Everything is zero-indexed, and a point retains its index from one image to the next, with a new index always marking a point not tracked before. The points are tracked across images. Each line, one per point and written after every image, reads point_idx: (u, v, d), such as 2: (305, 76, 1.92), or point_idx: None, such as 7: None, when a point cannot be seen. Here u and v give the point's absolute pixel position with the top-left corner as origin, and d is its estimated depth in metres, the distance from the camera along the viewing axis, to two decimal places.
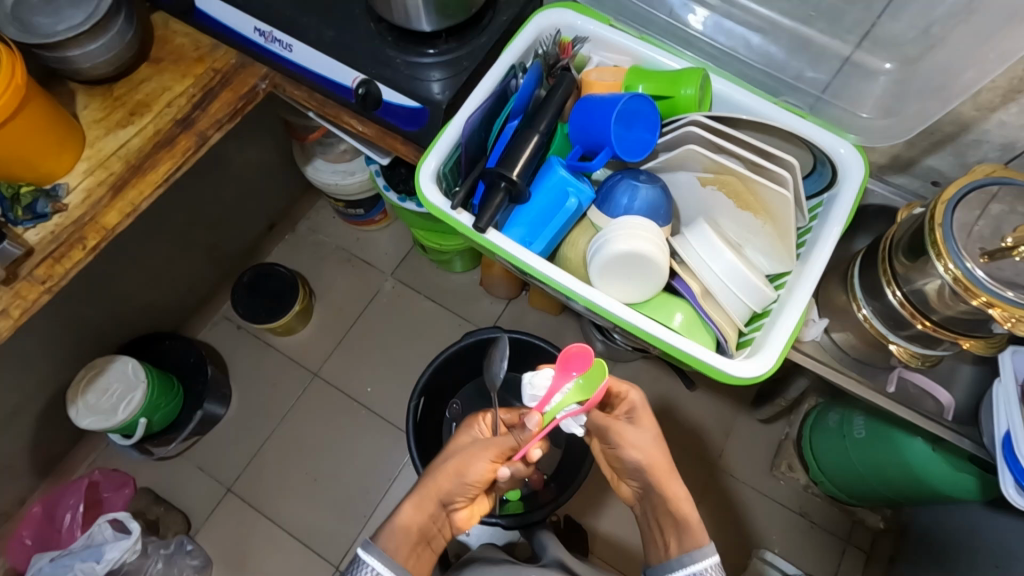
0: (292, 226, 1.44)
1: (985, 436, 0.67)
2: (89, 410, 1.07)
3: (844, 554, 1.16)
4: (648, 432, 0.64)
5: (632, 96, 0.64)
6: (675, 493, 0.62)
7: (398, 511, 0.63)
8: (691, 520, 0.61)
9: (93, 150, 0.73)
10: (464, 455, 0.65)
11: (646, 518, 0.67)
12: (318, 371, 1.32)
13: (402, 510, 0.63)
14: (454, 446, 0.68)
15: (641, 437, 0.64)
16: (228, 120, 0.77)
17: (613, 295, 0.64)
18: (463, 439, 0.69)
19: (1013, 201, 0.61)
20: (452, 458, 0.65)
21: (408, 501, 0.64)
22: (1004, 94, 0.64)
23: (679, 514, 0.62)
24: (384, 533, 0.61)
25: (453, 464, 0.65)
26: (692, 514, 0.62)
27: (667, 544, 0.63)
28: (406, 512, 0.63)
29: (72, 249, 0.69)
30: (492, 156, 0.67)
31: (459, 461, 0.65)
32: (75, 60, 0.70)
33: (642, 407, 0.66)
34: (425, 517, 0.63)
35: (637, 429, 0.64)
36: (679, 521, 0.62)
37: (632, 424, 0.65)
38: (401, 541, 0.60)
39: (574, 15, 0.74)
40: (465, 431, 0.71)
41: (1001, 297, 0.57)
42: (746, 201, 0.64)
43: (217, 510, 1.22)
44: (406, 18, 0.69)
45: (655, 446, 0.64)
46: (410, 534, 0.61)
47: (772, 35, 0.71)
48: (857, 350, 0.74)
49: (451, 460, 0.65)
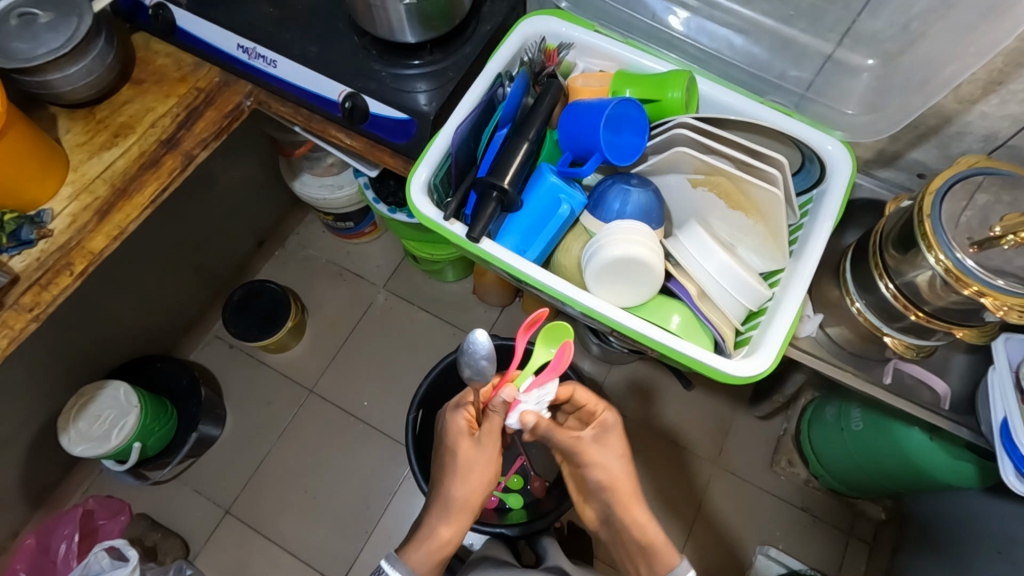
0: (281, 242, 1.43)
1: (983, 424, 0.68)
2: (80, 437, 1.05)
3: (847, 546, 1.16)
4: (616, 453, 0.66)
5: (620, 101, 0.63)
6: (635, 517, 0.65)
7: (426, 536, 0.65)
8: (658, 545, 0.64)
9: (77, 174, 0.72)
10: (480, 469, 0.64)
11: (613, 545, 0.69)
12: (313, 388, 1.31)
13: (429, 535, 0.65)
14: (460, 451, 0.64)
15: (608, 456, 0.65)
16: (214, 138, 0.77)
17: (608, 300, 0.64)
18: (467, 446, 0.64)
19: (998, 191, 0.62)
20: (469, 474, 0.64)
21: (442, 521, 0.65)
22: (985, 86, 0.65)
23: (646, 540, 0.64)
24: (412, 557, 0.65)
25: (472, 484, 0.64)
26: (658, 539, 0.64)
27: (637, 571, 0.65)
28: (444, 532, 0.65)
29: (59, 276, 0.68)
30: (482, 165, 0.67)
31: (478, 473, 0.64)
32: (55, 84, 0.69)
33: (614, 427, 0.66)
34: (461, 531, 0.66)
35: (601, 448, 0.65)
36: (645, 547, 0.64)
37: (599, 443, 0.65)
38: (430, 560, 0.65)
39: (558, 22, 0.74)
40: (455, 430, 0.64)
41: (992, 286, 0.57)
42: (737, 200, 0.64)
43: (216, 532, 1.20)
44: (390, 30, 0.69)
45: (620, 466, 0.65)
46: (441, 555, 0.65)
47: (754, 35, 0.71)
48: (852, 344, 0.74)
49: (470, 475, 0.64)
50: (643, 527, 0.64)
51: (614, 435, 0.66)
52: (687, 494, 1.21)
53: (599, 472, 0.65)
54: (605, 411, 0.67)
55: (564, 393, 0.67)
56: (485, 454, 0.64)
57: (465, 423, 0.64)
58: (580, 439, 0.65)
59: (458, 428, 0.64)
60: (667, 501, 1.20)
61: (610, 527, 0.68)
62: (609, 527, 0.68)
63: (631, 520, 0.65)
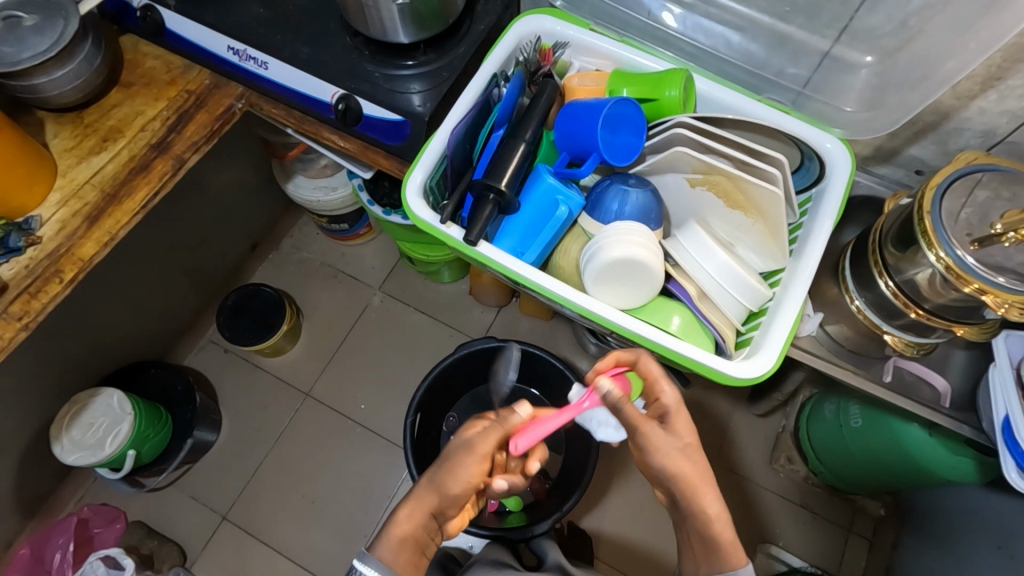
0: (275, 245, 1.42)
1: (985, 421, 0.68)
2: (75, 446, 1.03)
3: (847, 543, 1.16)
4: (682, 440, 0.58)
5: (617, 100, 0.63)
6: (709, 511, 0.59)
7: (388, 524, 0.60)
8: (728, 543, 0.59)
9: (66, 180, 0.71)
10: (462, 464, 0.60)
11: (674, 525, 0.64)
12: (309, 391, 1.30)
13: (393, 522, 0.60)
14: (457, 440, 0.63)
15: (672, 445, 0.58)
16: (205, 142, 0.75)
17: (608, 302, 0.63)
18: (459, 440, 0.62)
19: (997, 187, 0.61)
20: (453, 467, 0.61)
21: (406, 508, 0.61)
22: (984, 81, 0.65)
23: (716, 534, 0.59)
24: (381, 550, 0.59)
25: (453, 473, 0.60)
26: (729, 537, 0.59)
27: (696, 559, 0.61)
28: (403, 522, 0.60)
29: (48, 283, 0.66)
30: (479, 167, 0.66)
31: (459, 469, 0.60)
32: (42, 88, 0.68)
33: (678, 410, 0.59)
34: (425, 526, 0.61)
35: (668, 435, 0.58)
36: (714, 543, 0.59)
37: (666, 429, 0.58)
38: (400, 554, 0.59)
39: (554, 21, 0.73)
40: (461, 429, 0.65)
41: (993, 283, 0.57)
42: (737, 200, 0.64)
43: (214, 538, 1.19)
44: (383, 31, 0.68)
45: (690, 456, 0.58)
46: (408, 550, 0.59)
47: (751, 33, 0.71)
48: (851, 341, 0.74)
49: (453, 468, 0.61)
50: (719, 520, 0.59)
51: (681, 416, 0.60)
52: None
53: (668, 464, 0.57)
54: (664, 390, 0.59)
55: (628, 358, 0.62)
56: (467, 452, 0.60)
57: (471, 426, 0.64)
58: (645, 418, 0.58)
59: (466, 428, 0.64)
60: None
61: (677, 512, 0.62)
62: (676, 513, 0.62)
63: (705, 514, 0.59)
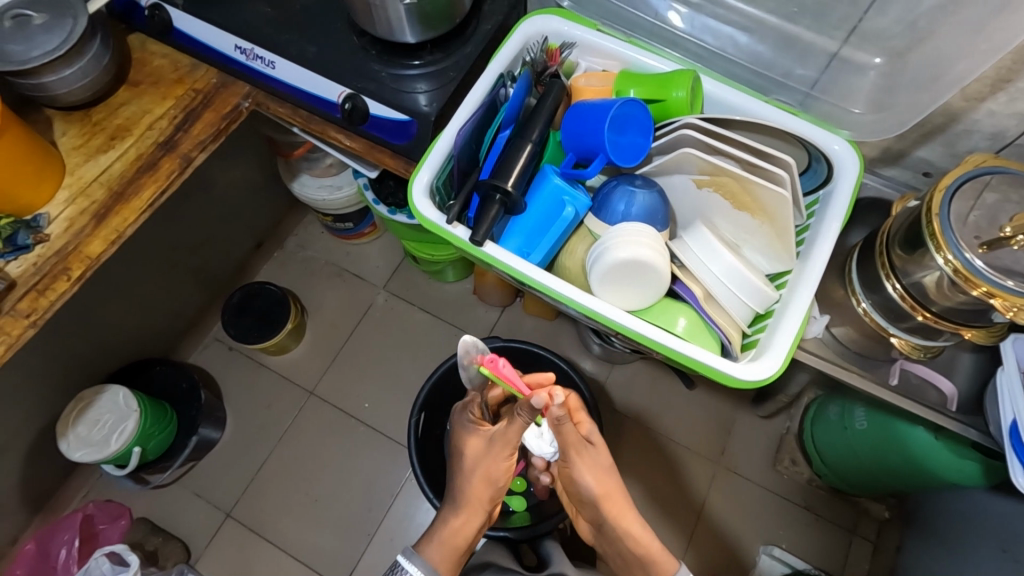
0: (280, 243, 1.42)
1: (992, 425, 0.67)
2: (80, 442, 1.04)
3: (851, 545, 1.16)
4: (605, 467, 0.67)
5: (624, 101, 0.63)
6: (630, 526, 0.68)
7: (442, 528, 0.71)
8: (656, 552, 0.67)
9: (73, 178, 0.71)
10: (487, 465, 0.69)
11: (607, 552, 0.73)
12: (313, 390, 1.30)
13: (443, 528, 0.71)
14: (470, 451, 0.70)
15: (595, 466, 0.67)
16: (211, 141, 0.76)
17: (614, 303, 0.63)
18: (477, 444, 0.70)
19: (1006, 189, 0.61)
20: (476, 470, 0.70)
21: (459, 516, 0.71)
22: (993, 83, 0.64)
23: (643, 548, 0.67)
24: (427, 550, 0.69)
25: (478, 478, 0.70)
26: (655, 546, 0.67)
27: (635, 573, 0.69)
28: (456, 524, 0.70)
29: (56, 281, 0.67)
30: (485, 167, 0.66)
31: (484, 472, 0.70)
32: (50, 86, 0.68)
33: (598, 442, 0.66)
34: (474, 525, 0.71)
35: (590, 460, 0.67)
36: (644, 554, 0.67)
37: (589, 453, 0.67)
38: (443, 554, 0.69)
39: (560, 21, 0.73)
40: (466, 431, 0.71)
41: (1002, 286, 0.57)
42: (744, 202, 0.63)
43: (217, 536, 1.20)
44: (389, 30, 0.68)
45: (611, 477, 0.68)
46: (455, 549, 0.70)
47: (759, 33, 0.70)
48: (858, 344, 0.73)
49: (477, 473, 0.70)
50: (640, 534, 0.67)
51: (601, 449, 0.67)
52: (689, 494, 1.20)
53: (590, 482, 0.67)
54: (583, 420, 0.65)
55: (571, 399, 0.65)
56: (494, 453, 0.69)
57: (478, 424, 0.70)
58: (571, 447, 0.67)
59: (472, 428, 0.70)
60: (669, 503, 1.19)
61: (604, 534, 0.71)
62: (605, 535, 0.71)
63: (627, 529, 0.68)
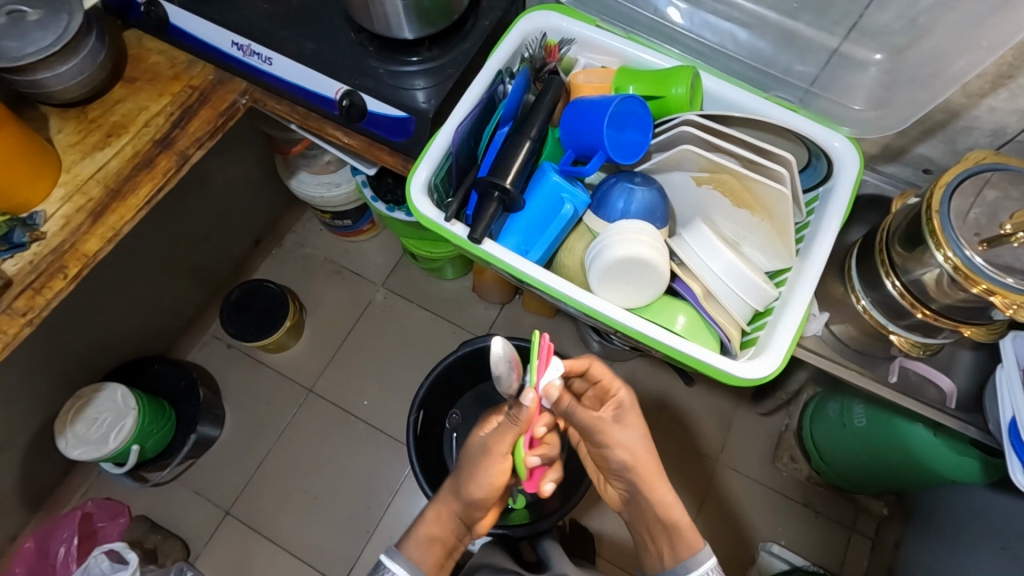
0: (278, 241, 1.41)
1: (991, 423, 0.67)
2: (78, 440, 1.03)
3: (850, 541, 1.16)
4: (635, 433, 0.65)
5: (623, 98, 0.62)
6: (662, 496, 0.64)
7: (416, 526, 0.70)
8: (683, 526, 0.64)
9: (69, 175, 0.71)
10: (471, 474, 0.66)
11: (634, 524, 0.69)
12: (312, 387, 1.30)
13: (421, 523, 0.70)
14: (465, 449, 0.68)
15: (627, 437, 0.65)
16: (209, 138, 0.75)
17: (613, 300, 0.63)
18: (473, 446, 0.67)
19: (1006, 186, 0.61)
20: (462, 474, 0.67)
21: (431, 514, 0.70)
22: (994, 80, 0.64)
23: (671, 520, 0.64)
24: (409, 548, 0.67)
25: (462, 483, 0.67)
26: (683, 520, 0.64)
27: (661, 554, 0.65)
28: (427, 526, 0.69)
29: (52, 279, 0.66)
30: (483, 165, 0.65)
31: (467, 479, 0.66)
32: (46, 83, 0.68)
33: (631, 407, 0.66)
34: (445, 530, 0.69)
35: (623, 428, 0.65)
36: (669, 528, 0.64)
37: (619, 424, 0.65)
38: (425, 553, 0.67)
39: (559, 17, 0.73)
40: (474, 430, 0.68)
41: (1001, 284, 0.56)
42: (743, 199, 0.63)
43: (217, 533, 1.20)
44: (387, 26, 0.68)
45: (641, 446, 0.65)
46: (433, 548, 0.67)
47: (759, 29, 0.70)
48: (858, 342, 0.73)
49: (461, 477, 0.67)
50: (669, 505, 0.64)
51: (634, 414, 0.66)
52: (688, 491, 1.20)
53: (621, 454, 0.64)
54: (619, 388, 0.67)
55: (579, 367, 0.68)
56: (481, 460, 0.65)
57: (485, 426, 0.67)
58: (599, 419, 0.64)
59: (482, 428, 0.67)
60: None
61: (633, 506, 0.68)
62: (633, 508, 0.68)
63: (657, 500, 0.64)
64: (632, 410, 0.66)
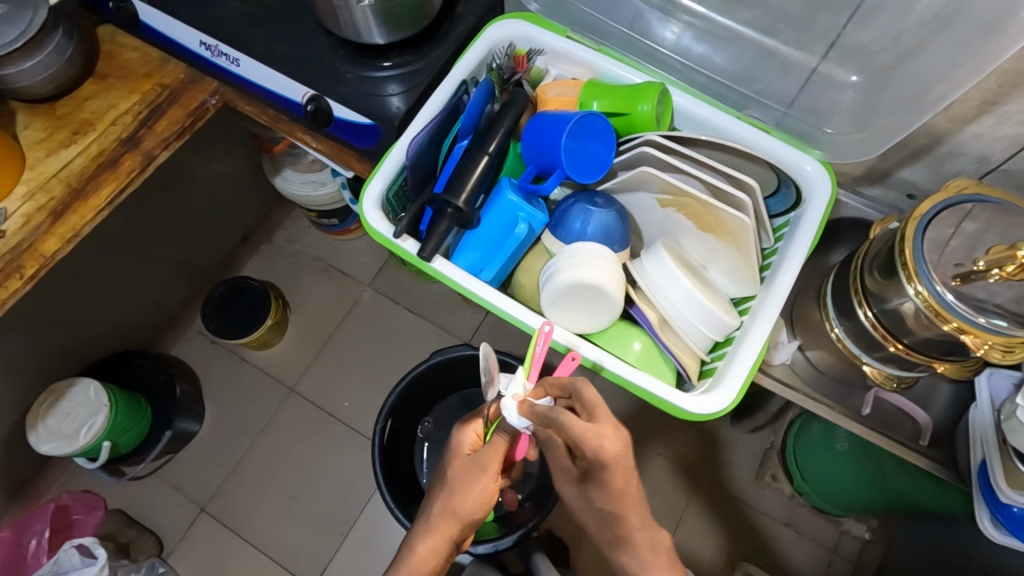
0: (267, 237, 1.40)
1: (962, 463, 0.66)
2: (50, 434, 1.03)
3: (830, 564, 1.14)
4: (597, 501, 0.50)
5: (584, 114, 0.60)
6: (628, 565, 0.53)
7: (406, 556, 0.62)
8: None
9: (33, 172, 0.70)
10: (464, 490, 0.60)
11: None
12: (294, 386, 1.29)
13: (410, 558, 0.61)
14: (452, 466, 0.62)
15: (583, 502, 0.51)
16: (176, 138, 0.74)
17: (567, 325, 0.61)
18: (461, 463, 0.62)
19: (988, 219, 0.58)
20: (454, 493, 0.61)
21: (420, 542, 0.62)
22: (979, 106, 0.61)
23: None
24: None
25: (454, 500, 0.61)
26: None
27: None
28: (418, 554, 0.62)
29: (9, 279, 0.66)
30: (440, 179, 0.63)
31: (461, 496, 0.60)
32: (12, 78, 0.67)
33: (611, 470, 0.47)
34: (437, 559, 0.62)
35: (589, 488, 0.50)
36: None
37: (582, 484, 0.51)
38: None
39: (528, 26, 0.71)
40: (458, 444, 0.63)
41: (973, 323, 0.54)
42: (707, 221, 0.61)
43: (192, 529, 1.20)
44: (357, 32, 0.66)
45: (597, 514, 0.51)
46: None
47: (733, 46, 0.67)
48: (832, 370, 0.72)
49: (454, 495, 0.61)
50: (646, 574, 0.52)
51: (615, 478, 0.48)
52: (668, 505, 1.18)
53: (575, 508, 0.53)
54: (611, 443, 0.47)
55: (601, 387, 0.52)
56: (473, 476, 0.60)
57: (471, 440, 0.63)
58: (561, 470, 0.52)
59: (463, 443, 0.63)
60: None
61: None
62: None
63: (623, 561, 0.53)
64: (614, 472, 0.47)
